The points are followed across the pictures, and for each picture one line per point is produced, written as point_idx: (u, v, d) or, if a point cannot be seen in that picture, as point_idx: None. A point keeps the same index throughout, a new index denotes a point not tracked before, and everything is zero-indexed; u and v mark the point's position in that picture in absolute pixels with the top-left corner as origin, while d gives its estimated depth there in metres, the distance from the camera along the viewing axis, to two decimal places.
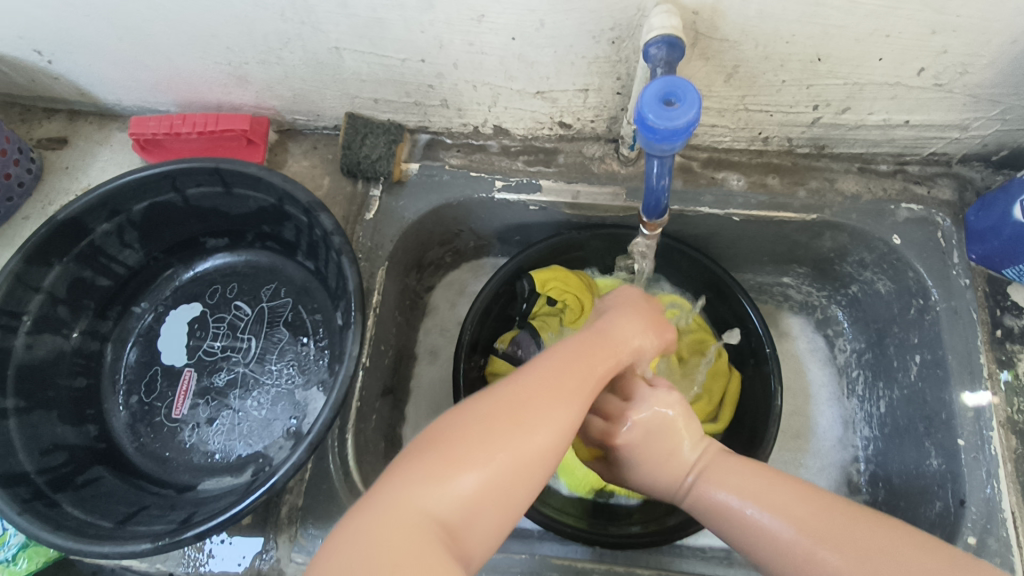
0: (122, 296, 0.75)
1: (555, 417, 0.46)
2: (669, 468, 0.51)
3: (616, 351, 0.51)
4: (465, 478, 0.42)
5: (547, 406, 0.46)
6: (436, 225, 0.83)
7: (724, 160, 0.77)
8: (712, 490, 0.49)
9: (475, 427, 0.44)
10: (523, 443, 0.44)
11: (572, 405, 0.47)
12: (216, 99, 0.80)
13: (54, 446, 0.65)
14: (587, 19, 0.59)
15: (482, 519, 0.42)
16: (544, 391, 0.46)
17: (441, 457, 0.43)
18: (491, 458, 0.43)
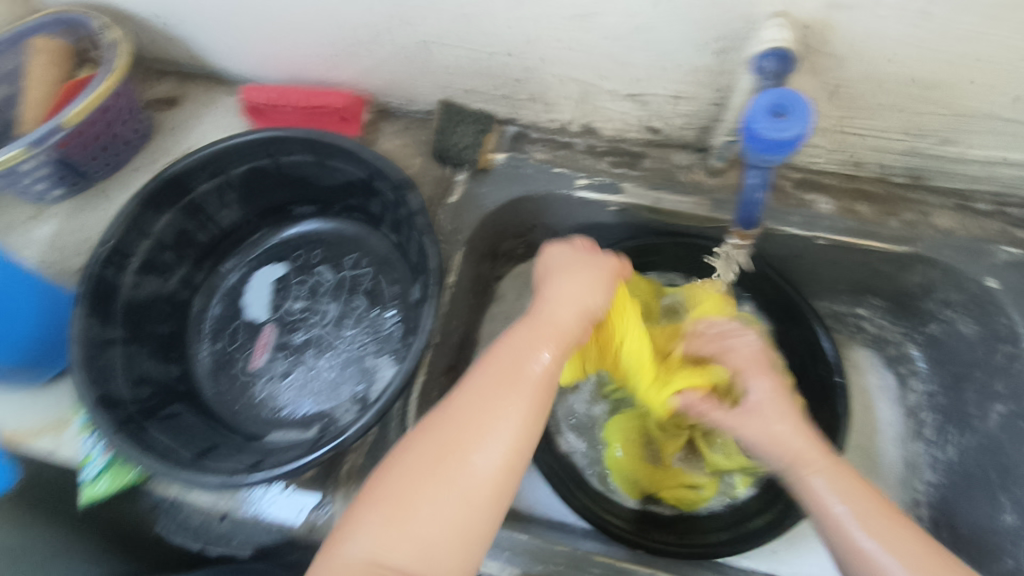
0: (215, 252, 0.81)
1: (489, 431, 0.51)
2: (784, 447, 0.59)
3: (537, 337, 0.56)
4: (410, 528, 0.49)
5: (473, 423, 0.52)
6: (513, 217, 0.83)
7: (817, 182, 0.77)
8: (813, 474, 0.57)
9: (413, 478, 0.50)
10: (457, 475, 0.50)
11: (501, 407, 0.52)
12: (318, 75, 0.84)
13: (143, 380, 0.69)
14: (691, 28, 0.60)
15: (445, 545, 0.49)
16: (469, 423, 0.52)
17: (386, 517, 0.49)
18: (435, 501, 0.49)
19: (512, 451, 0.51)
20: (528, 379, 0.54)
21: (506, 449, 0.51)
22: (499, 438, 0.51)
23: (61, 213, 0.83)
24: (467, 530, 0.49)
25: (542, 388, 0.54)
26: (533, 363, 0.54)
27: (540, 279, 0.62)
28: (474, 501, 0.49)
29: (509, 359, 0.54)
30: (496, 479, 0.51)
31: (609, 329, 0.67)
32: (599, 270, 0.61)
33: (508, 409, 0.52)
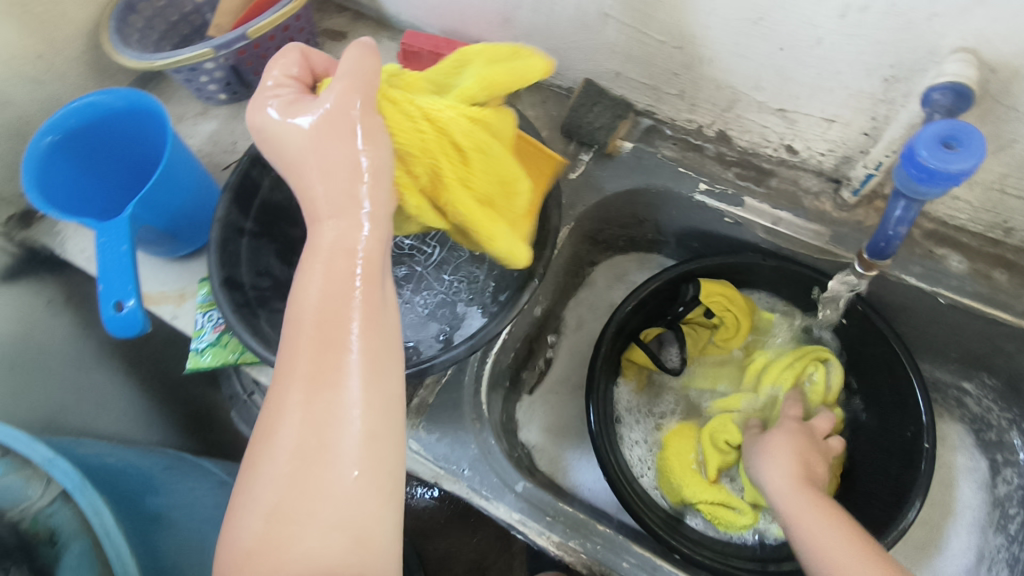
0: None
1: (329, 407, 0.44)
2: (781, 480, 0.65)
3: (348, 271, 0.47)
4: (303, 527, 0.42)
5: (307, 404, 0.44)
6: (625, 206, 0.86)
7: (950, 238, 0.72)
8: (798, 493, 0.63)
9: (281, 477, 0.43)
10: (319, 466, 0.43)
11: (331, 372, 0.44)
12: (478, 35, 0.88)
13: (265, 272, 0.74)
14: (868, 49, 0.59)
15: (336, 550, 0.42)
16: (312, 391, 0.44)
17: (255, 546, 0.42)
18: (320, 490, 0.43)
19: (364, 411, 0.44)
20: (347, 328, 0.45)
21: (359, 419, 0.44)
22: (340, 409, 0.44)
23: (222, 114, 0.92)
24: (357, 520, 0.43)
25: (373, 325, 0.46)
26: (354, 301, 0.46)
27: (281, 159, 0.52)
28: (359, 484, 0.44)
29: (323, 309, 0.46)
30: (363, 451, 0.44)
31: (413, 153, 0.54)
32: (373, 138, 0.50)
33: (341, 376, 0.44)
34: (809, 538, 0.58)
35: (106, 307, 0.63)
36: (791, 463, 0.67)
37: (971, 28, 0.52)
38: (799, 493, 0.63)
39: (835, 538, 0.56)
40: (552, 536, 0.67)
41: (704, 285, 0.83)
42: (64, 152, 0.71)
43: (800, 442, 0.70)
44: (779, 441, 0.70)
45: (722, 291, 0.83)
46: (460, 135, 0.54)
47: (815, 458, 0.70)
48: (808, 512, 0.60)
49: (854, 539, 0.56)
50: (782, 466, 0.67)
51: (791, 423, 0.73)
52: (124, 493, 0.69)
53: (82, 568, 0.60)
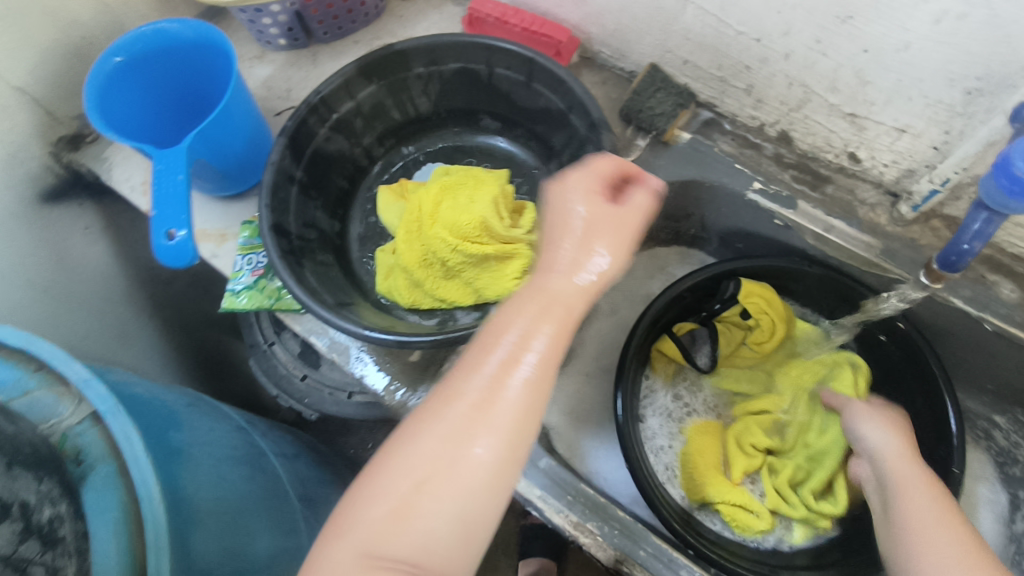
0: (398, 134, 0.84)
1: (492, 405, 0.41)
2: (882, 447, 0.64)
3: (554, 300, 0.44)
4: (427, 513, 0.39)
5: (473, 395, 0.41)
6: (675, 197, 0.85)
7: (1005, 266, 0.72)
8: (899, 472, 0.59)
9: (421, 453, 0.40)
10: (455, 461, 0.40)
11: (506, 375, 0.41)
12: (546, 7, 0.87)
13: (311, 223, 0.74)
14: (958, 58, 0.57)
15: (445, 549, 0.39)
16: (485, 379, 0.41)
17: (369, 515, 0.39)
18: (450, 482, 0.39)
19: (519, 421, 0.41)
20: (542, 335, 0.43)
21: (515, 430, 0.41)
22: (501, 412, 0.41)
23: (279, 60, 0.91)
24: (473, 524, 0.40)
25: (561, 342, 0.43)
26: (552, 329, 0.43)
27: (556, 212, 0.50)
28: (484, 493, 0.40)
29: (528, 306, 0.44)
30: (502, 462, 0.41)
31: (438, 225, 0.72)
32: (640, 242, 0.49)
33: (514, 378, 0.41)
34: (914, 516, 0.53)
35: (157, 235, 0.63)
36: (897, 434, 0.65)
37: None
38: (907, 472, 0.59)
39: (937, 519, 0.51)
40: (569, 516, 0.67)
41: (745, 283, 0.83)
42: (128, 76, 0.70)
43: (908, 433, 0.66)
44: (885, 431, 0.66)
45: (762, 293, 0.83)
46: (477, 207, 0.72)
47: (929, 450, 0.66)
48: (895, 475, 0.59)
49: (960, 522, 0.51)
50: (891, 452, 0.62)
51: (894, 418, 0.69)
52: (147, 423, 0.66)
53: (107, 489, 0.56)
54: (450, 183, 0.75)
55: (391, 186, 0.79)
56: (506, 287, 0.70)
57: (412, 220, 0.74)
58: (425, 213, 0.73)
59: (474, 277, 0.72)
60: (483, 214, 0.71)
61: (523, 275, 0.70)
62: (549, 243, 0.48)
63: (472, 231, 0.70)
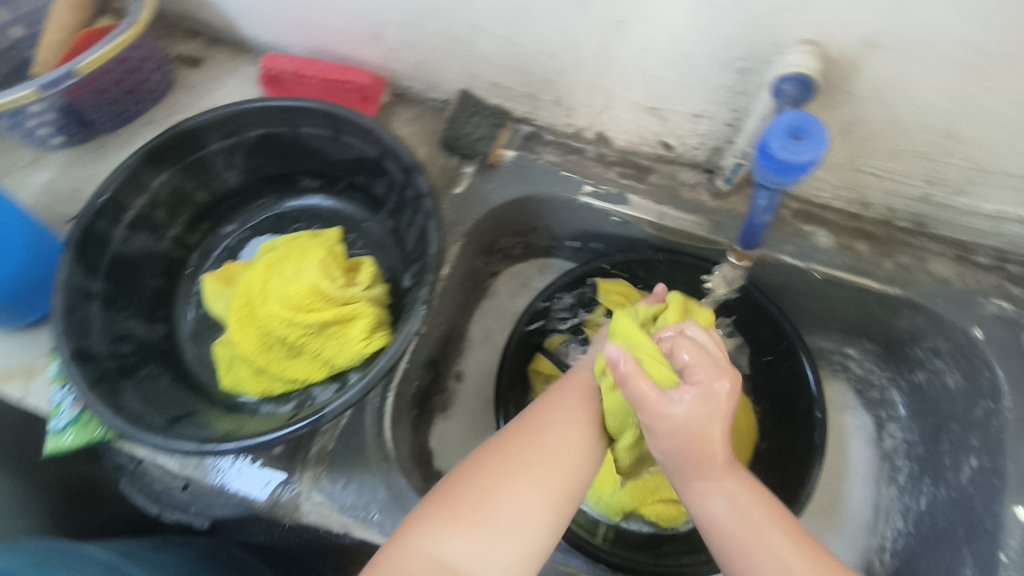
0: (213, 214, 0.78)
1: (551, 444, 0.58)
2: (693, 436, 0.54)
3: (589, 376, 0.65)
4: (502, 516, 0.53)
5: (545, 430, 0.59)
6: (516, 215, 0.85)
7: (817, 216, 0.77)
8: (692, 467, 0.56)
9: (505, 473, 0.55)
10: (528, 481, 0.55)
11: (570, 423, 0.60)
12: (344, 51, 0.84)
13: (125, 336, 0.67)
14: (722, 44, 0.59)
15: (508, 561, 0.51)
16: (554, 425, 0.59)
17: (449, 508, 0.53)
18: (523, 502, 0.54)
19: (565, 462, 0.57)
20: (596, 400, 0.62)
21: (570, 471, 0.57)
22: (558, 449, 0.57)
23: (62, 159, 0.82)
24: (531, 548, 0.53)
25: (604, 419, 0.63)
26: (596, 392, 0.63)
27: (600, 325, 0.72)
28: (543, 516, 0.54)
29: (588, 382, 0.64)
30: (551, 485, 0.56)
31: (270, 295, 0.67)
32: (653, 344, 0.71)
33: (575, 427, 0.59)
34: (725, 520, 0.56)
35: None
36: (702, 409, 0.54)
37: (811, 21, 0.53)
38: (710, 462, 0.56)
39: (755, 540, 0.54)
40: None
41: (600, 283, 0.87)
42: None
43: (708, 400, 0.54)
44: (689, 399, 0.53)
45: (617, 289, 0.87)
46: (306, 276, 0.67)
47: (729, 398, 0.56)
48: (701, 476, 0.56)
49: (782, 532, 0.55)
50: (694, 428, 0.54)
51: (700, 357, 0.56)
52: None
53: None
54: (274, 256, 0.70)
55: (217, 273, 0.74)
56: (354, 350, 0.66)
57: (241, 304, 0.68)
58: (253, 294, 0.68)
59: (319, 348, 0.67)
60: (311, 280, 0.67)
61: (369, 334, 0.67)
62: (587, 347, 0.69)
63: (303, 300, 0.66)
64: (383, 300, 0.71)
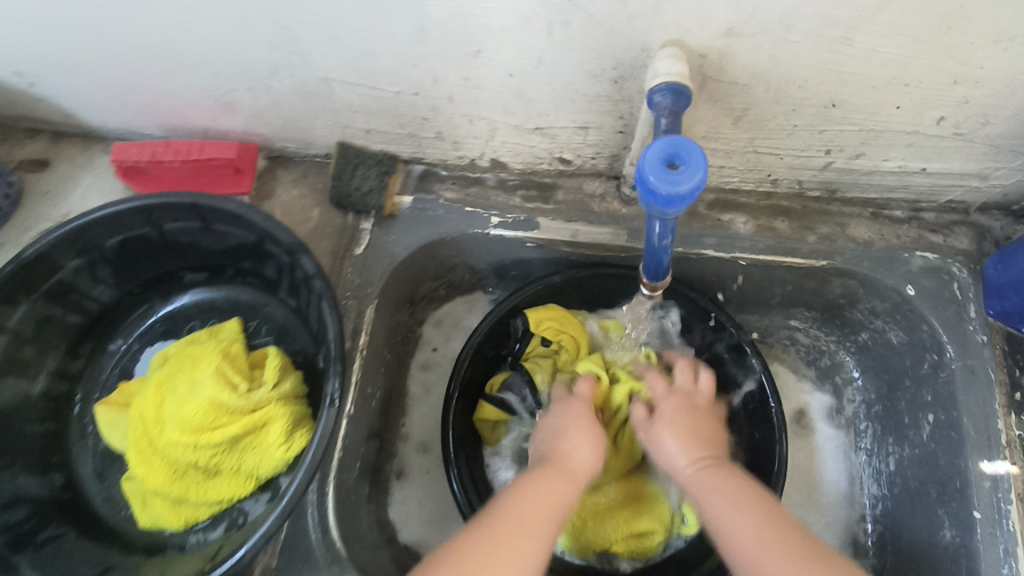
0: (94, 334, 0.71)
1: (535, 541, 0.54)
2: (689, 448, 0.61)
3: (549, 480, 0.59)
4: None
5: (526, 524, 0.55)
6: (429, 260, 0.79)
7: (731, 201, 0.74)
8: (702, 481, 0.59)
9: None
10: None
11: (551, 520, 0.56)
12: (204, 124, 0.76)
13: (14, 499, 0.61)
14: (587, 57, 0.55)
15: None
16: (489, 538, 0.53)
17: None
18: None
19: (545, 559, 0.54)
20: (538, 500, 0.57)
21: None
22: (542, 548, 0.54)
23: None
24: None
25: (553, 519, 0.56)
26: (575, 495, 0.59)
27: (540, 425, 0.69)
28: None
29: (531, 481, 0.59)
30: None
31: (168, 419, 0.61)
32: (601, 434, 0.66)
33: (519, 535, 0.54)
34: (743, 534, 0.53)
35: None
36: (685, 423, 0.64)
37: (670, 21, 0.50)
38: (721, 472, 0.59)
39: (740, 513, 0.54)
40: None
41: (531, 315, 0.78)
42: None
43: (691, 417, 0.65)
44: (668, 422, 0.64)
45: (553, 314, 0.79)
46: (200, 395, 0.61)
47: (704, 419, 0.66)
48: (714, 488, 0.57)
49: (762, 511, 0.54)
50: (681, 437, 0.62)
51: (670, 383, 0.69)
52: None
53: None
54: (164, 374, 0.63)
55: (109, 401, 0.67)
56: (276, 458, 0.61)
57: (139, 436, 0.62)
58: (149, 422, 0.62)
59: (237, 462, 0.61)
60: (208, 394, 0.60)
61: (288, 437, 0.61)
62: (553, 437, 0.64)
63: (204, 419, 0.60)
64: (298, 392, 0.65)
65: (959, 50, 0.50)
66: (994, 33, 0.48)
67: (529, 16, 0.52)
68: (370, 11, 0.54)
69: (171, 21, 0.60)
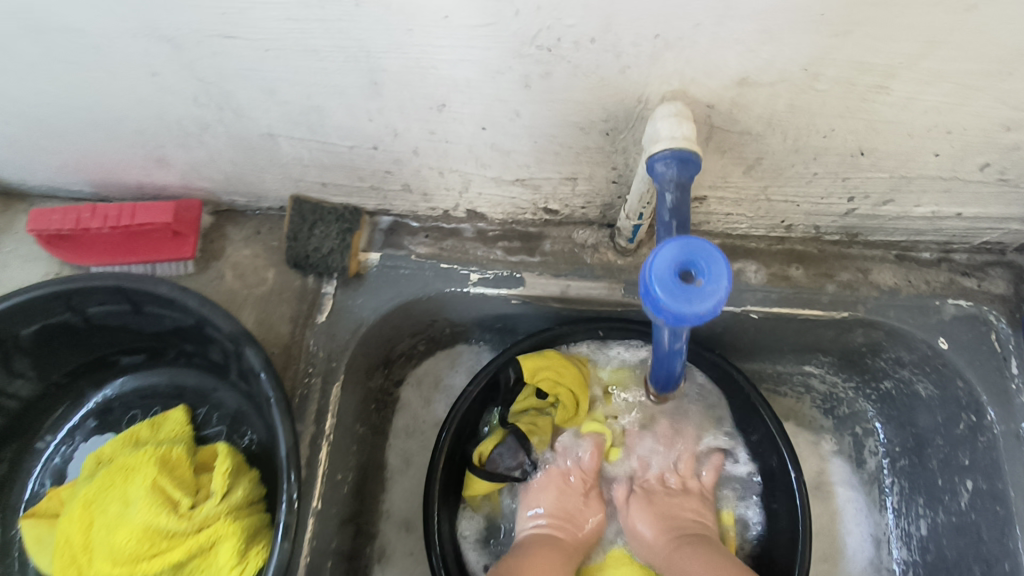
0: (18, 432, 0.61)
1: None
2: (662, 525, 0.63)
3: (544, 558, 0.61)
4: None
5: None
6: (403, 320, 0.70)
7: (739, 248, 0.65)
8: (675, 559, 0.60)
9: None
10: None
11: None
12: (137, 180, 0.67)
13: None
14: (572, 110, 0.47)
15: None
16: None
17: None
18: None
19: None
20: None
21: None
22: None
23: None
24: None
25: None
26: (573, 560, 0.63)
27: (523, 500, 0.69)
28: None
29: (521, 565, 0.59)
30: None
31: (99, 547, 0.52)
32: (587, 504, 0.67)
33: None
34: None
35: None
36: (659, 500, 0.65)
37: (670, 72, 0.41)
38: (694, 548, 0.60)
39: None
40: None
41: (525, 364, 0.69)
42: None
43: (666, 493, 0.66)
44: (642, 498, 0.66)
45: (552, 364, 0.69)
46: (134, 517, 0.52)
47: (681, 493, 0.67)
48: (687, 564, 0.58)
49: None
50: (653, 515, 0.64)
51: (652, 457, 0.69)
52: None
53: None
54: (92, 489, 0.54)
55: (35, 513, 0.58)
56: None
57: (66, 565, 0.52)
58: (77, 549, 0.52)
59: None
60: (144, 518, 0.51)
61: (242, 557, 0.52)
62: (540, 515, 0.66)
63: (139, 547, 0.51)
64: (252, 498, 0.56)
65: (1016, 95, 0.41)
66: None
67: (500, 68, 0.43)
68: (310, 64, 0.45)
69: (79, 77, 0.51)
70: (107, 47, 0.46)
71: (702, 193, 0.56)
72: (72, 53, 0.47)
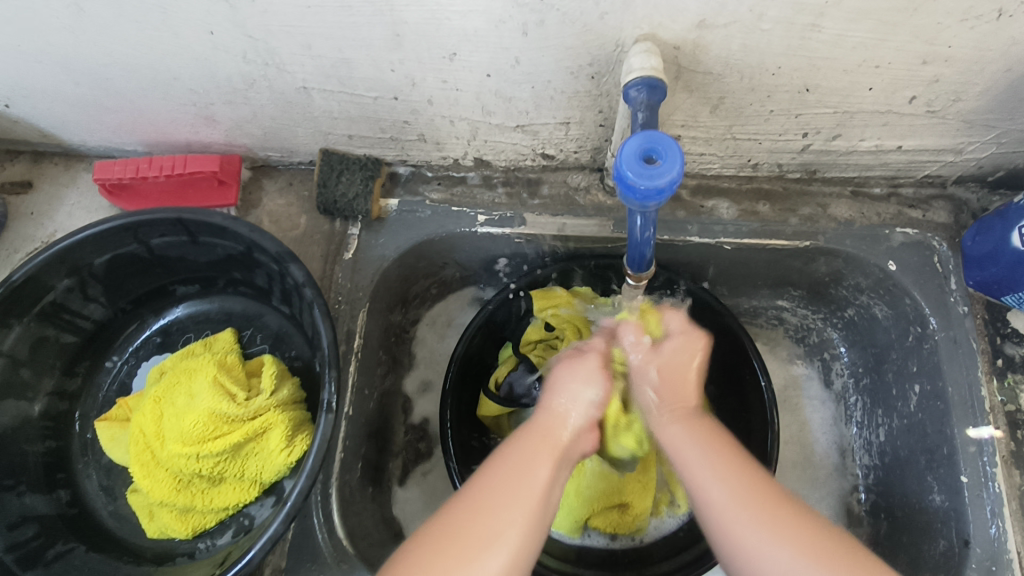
0: (91, 351, 0.71)
1: (522, 471, 0.52)
2: (683, 395, 0.58)
3: (547, 418, 0.56)
4: (490, 558, 0.48)
5: (493, 509, 0.50)
6: (419, 260, 0.80)
7: (713, 187, 0.75)
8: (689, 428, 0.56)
9: (445, 529, 0.50)
10: (475, 526, 0.49)
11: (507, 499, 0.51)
12: (185, 138, 0.77)
13: (21, 519, 0.62)
14: (564, 55, 0.56)
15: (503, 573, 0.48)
16: (491, 478, 0.52)
17: (431, 553, 0.49)
18: (466, 559, 0.48)
19: (527, 534, 0.49)
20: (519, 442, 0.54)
21: (507, 521, 0.49)
22: (501, 523, 0.50)
23: None
24: (519, 549, 0.49)
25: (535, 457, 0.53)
26: (551, 431, 0.55)
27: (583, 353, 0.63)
28: (516, 543, 0.49)
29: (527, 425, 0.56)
30: (521, 554, 0.49)
31: (173, 433, 0.61)
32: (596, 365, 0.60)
33: (507, 473, 0.52)
34: (726, 503, 0.51)
35: None
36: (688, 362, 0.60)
37: (641, 17, 0.51)
38: (716, 438, 0.55)
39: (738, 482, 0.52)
40: None
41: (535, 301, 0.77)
42: None
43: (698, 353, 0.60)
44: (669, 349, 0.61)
45: (559, 301, 0.78)
46: (201, 408, 0.61)
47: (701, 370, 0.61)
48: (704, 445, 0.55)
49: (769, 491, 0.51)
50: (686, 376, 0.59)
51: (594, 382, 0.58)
52: None
53: None
54: (161, 388, 0.64)
55: (109, 417, 0.68)
56: (277, 463, 0.61)
57: (141, 450, 0.63)
58: (150, 437, 0.63)
59: (240, 469, 0.62)
60: (207, 405, 0.61)
61: (289, 442, 0.62)
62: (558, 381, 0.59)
63: (204, 430, 0.61)
64: (296, 397, 0.65)
65: (927, 31, 0.51)
66: (960, 12, 0.49)
67: (503, 17, 0.52)
68: (345, 19, 0.55)
69: (149, 40, 0.60)
70: (173, 7, 0.56)
71: (677, 132, 0.66)
72: (144, 14, 0.57)
